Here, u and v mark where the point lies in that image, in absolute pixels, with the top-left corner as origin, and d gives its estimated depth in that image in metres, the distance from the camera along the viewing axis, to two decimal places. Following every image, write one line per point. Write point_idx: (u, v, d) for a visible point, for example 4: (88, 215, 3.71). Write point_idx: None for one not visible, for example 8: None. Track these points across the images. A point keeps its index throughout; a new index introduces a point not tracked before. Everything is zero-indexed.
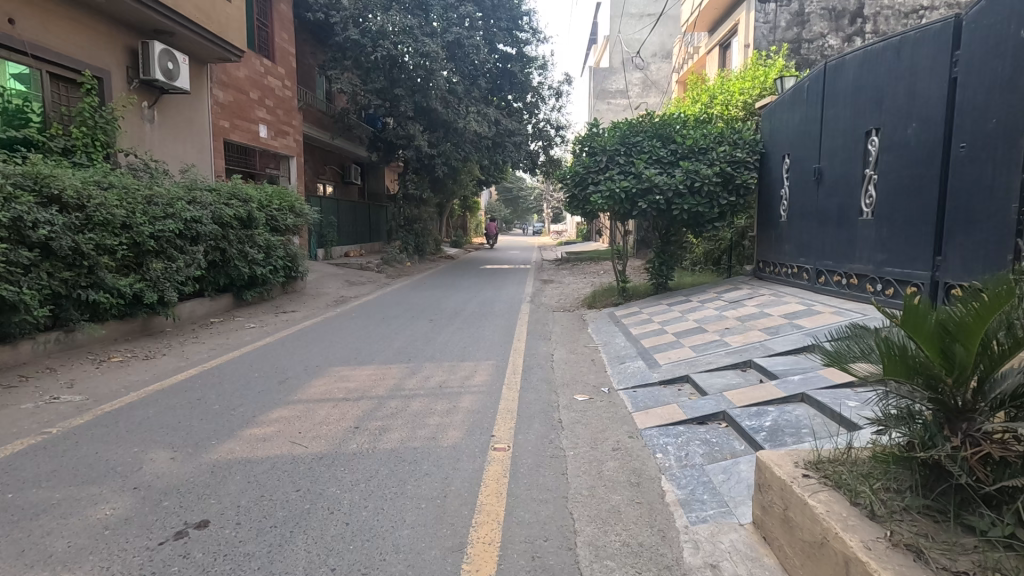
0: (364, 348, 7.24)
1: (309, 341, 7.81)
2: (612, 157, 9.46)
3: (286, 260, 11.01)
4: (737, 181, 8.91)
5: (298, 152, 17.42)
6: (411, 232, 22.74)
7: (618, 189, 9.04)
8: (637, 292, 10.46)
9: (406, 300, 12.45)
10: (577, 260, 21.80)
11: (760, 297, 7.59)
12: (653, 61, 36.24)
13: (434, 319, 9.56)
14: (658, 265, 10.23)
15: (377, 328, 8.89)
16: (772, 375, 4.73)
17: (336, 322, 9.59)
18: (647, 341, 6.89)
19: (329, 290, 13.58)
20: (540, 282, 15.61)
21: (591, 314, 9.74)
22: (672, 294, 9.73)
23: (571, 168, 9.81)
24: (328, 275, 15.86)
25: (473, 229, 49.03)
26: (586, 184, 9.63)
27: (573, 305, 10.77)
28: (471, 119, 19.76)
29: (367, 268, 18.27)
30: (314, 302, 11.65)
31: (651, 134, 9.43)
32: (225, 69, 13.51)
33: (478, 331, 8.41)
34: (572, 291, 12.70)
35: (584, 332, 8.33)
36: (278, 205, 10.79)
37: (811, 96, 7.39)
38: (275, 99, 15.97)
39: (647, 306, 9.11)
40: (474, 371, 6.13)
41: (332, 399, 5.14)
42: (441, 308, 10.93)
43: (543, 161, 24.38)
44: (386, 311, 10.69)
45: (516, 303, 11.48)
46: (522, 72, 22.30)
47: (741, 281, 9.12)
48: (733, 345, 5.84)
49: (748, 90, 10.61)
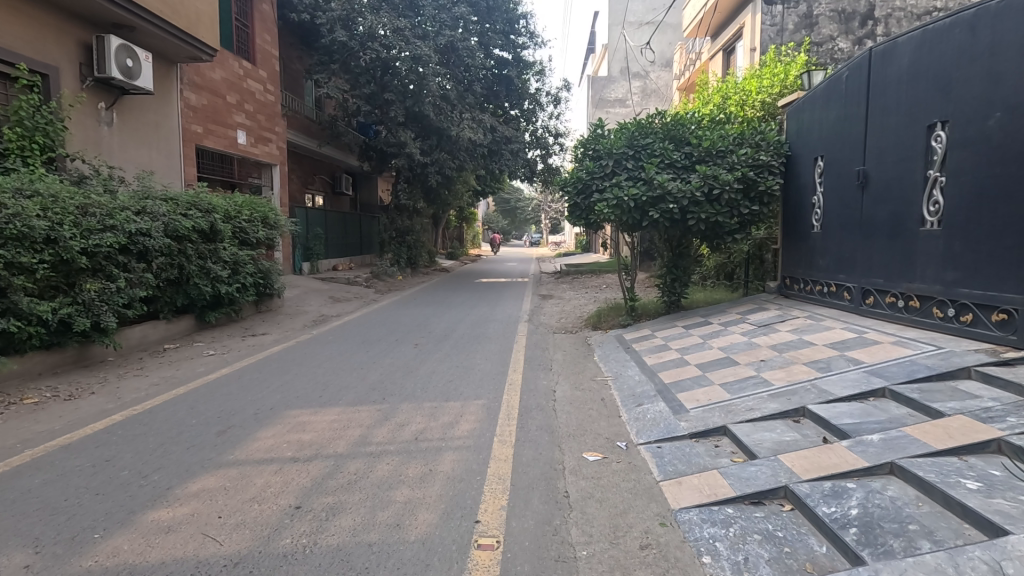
0: (332, 383, 6.16)
1: (270, 372, 6.72)
2: (618, 162, 8.47)
3: (257, 276, 9.96)
4: (761, 188, 7.90)
5: (281, 161, 16.46)
6: (403, 245, 21.75)
7: (626, 197, 8.03)
8: (647, 311, 9.42)
9: (393, 319, 11.39)
10: (577, 273, 20.80)
11: (794, 320, 6.53)
12: (653, 70, 35.54)
13: (420, 343, 8.49)
14: (670, 282, 9.21)
15: (354, 355, 7.81)
16: (841, 432, 3.65)
17: (309, 346, 8.52)
18: (666, 375, 5.83)
19: (310, 308, 12.52)
20: (539, 298, 14.55)
21: (596, 337, 8.69)
22: (686, 313, 8.68)
23: (572, 174, 8.82)
24: (311, 291, 14.81)
25: (470, 241, 48.05)
26: (590, 192, 8.63)
27: (575, 326, 9.72)
28: (465, 126, 18.86)
29: (355, 283, 17.23)
30: (290, 323, 10.57)
31: (663, 135, 8.44)
32: (198, 69, 12.56)
33: (468, 359, 7.34)
34: (574, 309, 11.66)
35: (589, 359, 7.29)
36: (248, 216, 9.77)
37: (850, 88, 6.42)
38: (255, 103, 15.03)
39: (660, 328, 8.06)
40: (461, 417, 5.04)
41: (276, 460, 4.05)
42: (431, 329, 9.85)
43: (541, 170, 23.48)
44: (368, 333, 9.61)
45: (513, 323, 10.43)
46: (519, 78, 21.46)
47: (766, 300, 8.07)
48: (775, 383, 4.79)
49: (767, 87, 9.66)
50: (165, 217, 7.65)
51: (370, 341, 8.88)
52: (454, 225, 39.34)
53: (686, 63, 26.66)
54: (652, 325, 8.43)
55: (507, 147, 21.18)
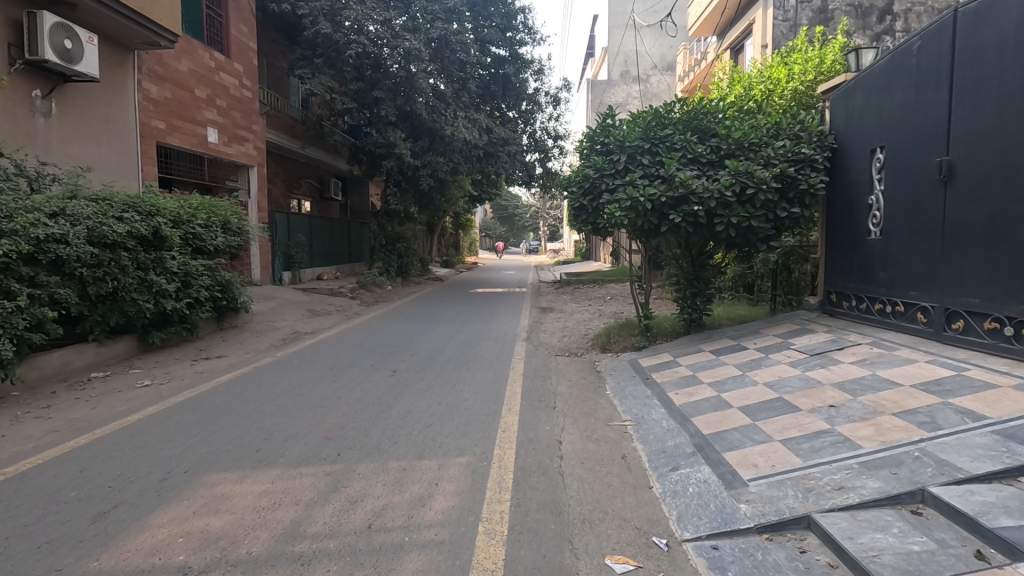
0: (278, 429, 4.88)
1: (209, 411, 5.44)
2: (632, 156, 7.26)
3: (215, 288, 8.71)
4: (802, 187, 6.67)
5: (258, 162, 15.24)
6: (393, 253, 20.51)
7: (642, 197, 6.81)
8: (663, 330, 8.16)
9: (374, 336, 10.10)
10: (578, 283, 19.54)
11: (856, 349, 5.26)
12: (654, 74, 34.32)
13: (398, 370, 7.21)
14: (690, 296, 7.97)
15: (317, 384, 6.53)
16: (1007, 547, 2.40)
17: (270, 372, 7.24)
18: (702, 421, 4.57)
19: (283, 324, 11.24)
20: (539, 311, 13.27)
21: (605, 361, 7.44)
22: (711, 334, 7.42)
23: (578, 171, 7.62)
24: (288, 303, 13.52)
25: (467, 248, 46.72)
26: (599, 191, 7.43)
27: (580, 347, 8.46)
28: (459, 125, 17.67)
29: (339, 294, 15.97)
30: (254, 342, 9.28)
31: (684, 125, 7.24)
32: (161, 58, 11.36)
33: (453, 393, 6.06)
34: (577, 326, 10.37)
35: (600, 393, 6.03)
36: (204, 220, 8.53)
37: (924, 61, 5.25)
38: (229, 99, 13.85)
39: (683, 353, 6.79)
40: (435, 486, 3.77)
41: (154, 572, 2.76)
42: (414, 350, 8.59)
43: (540, 174, 22.27)
44: (344, 354, 8.36)
45: (508, 342, 9.18)
46: (516, 76, 20.35)
47: (809, 320, 6.81)
48: (862, 443, 3.53)
49: (801, 73, 8.46)
50: (90, 220, 6.44)
51: (343, 365, 7.61)
52: (449, 232, 38.07)
53: (690, 64, 25.49)
54: (671, 349, 7.17)
55: (504, 149, 19.99)
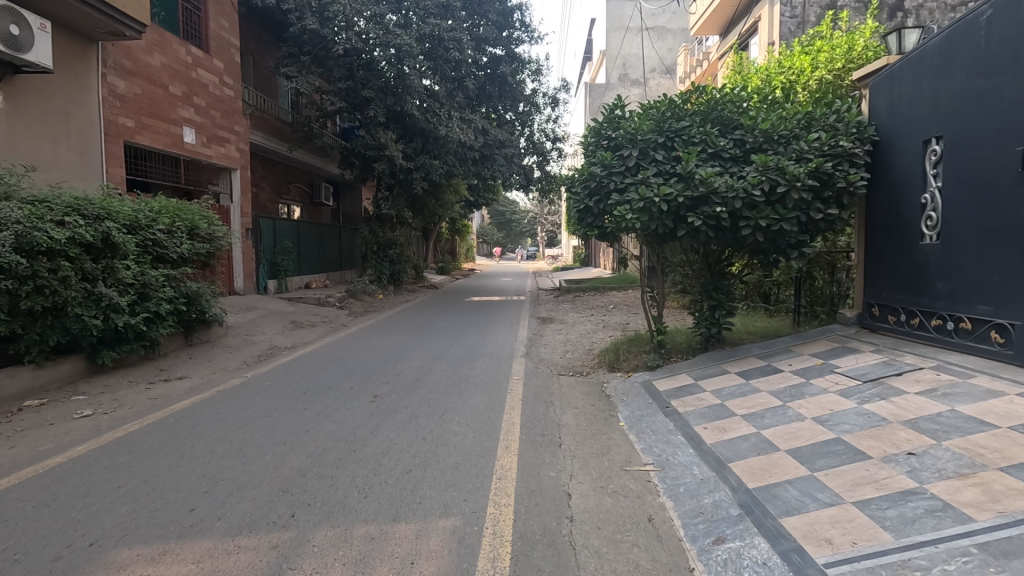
0: (224, 478, 4.01)
1: (148, 451, 4.57)
2: (644, 152, 6.44)
3: (181, 300, 7.85)
4: (841, 185, 5.82)
5: (240, 164, 14.40)
6: (385, 260, 19.66)
7: (657, 198, 5.99)
8: (678, 347, 7.32)
9: (358, 351, 9.24)
10: (579, 291, 18.70)
11: (919, 375, 4.42)
12: (653, 77, 33.59)
13: (380, 395, 6.34)
14: (709, 308, 7.13)
15: (284, 412, 5.66)
16: None
17: (235, 396, 6.37)
18: (744, 468, 3.71)
19: (261, 338, 10.37)
20: (538, 323, 12.42)
21: (615, 383, 6.59)
22: (734, 352, 6.58)
23: (582, 169, 6.82)
24: (270, 315, 12.63)
25: (463, 254, 45.87)
26: (607, 191, 6.61)
27: (585, 366, 7.60)
28: (453, 126, 16.91)
29: (326, 304, 15.10)
30: (224, 360, 8.39)
31: (703, 116, 6.43)
32: (129, 51, 10.55)
33: (441, 426, 5.20)
34: (580, 340, 9.50)
35: (612, 424, 5.17)
36: (167, 225, 7.70)
37: (997, 34, 4.47)
38: (207, 97, 13.04)
39: (704, 375, 5.95)
40: (409, 565, 2.90)
41: None
42: (400, 368, 7.72)
43: (538, 177, 21.51)
44: (323, 373, 7.51)
45: (505, 359, 8.33)
46: (513, 76, 19.63)
47: (848, 336, 5.99)
48: (969, 513, 2.70)
49: (827, 62, 7.68)
50: (19, 225, 5.64)
51: (320, 387, 6.75)
52: (444, 239, 37.22)
53: (690, 65, 24.54)
54: (689, 370, 6.33)
55: (500, 152, 19.24)
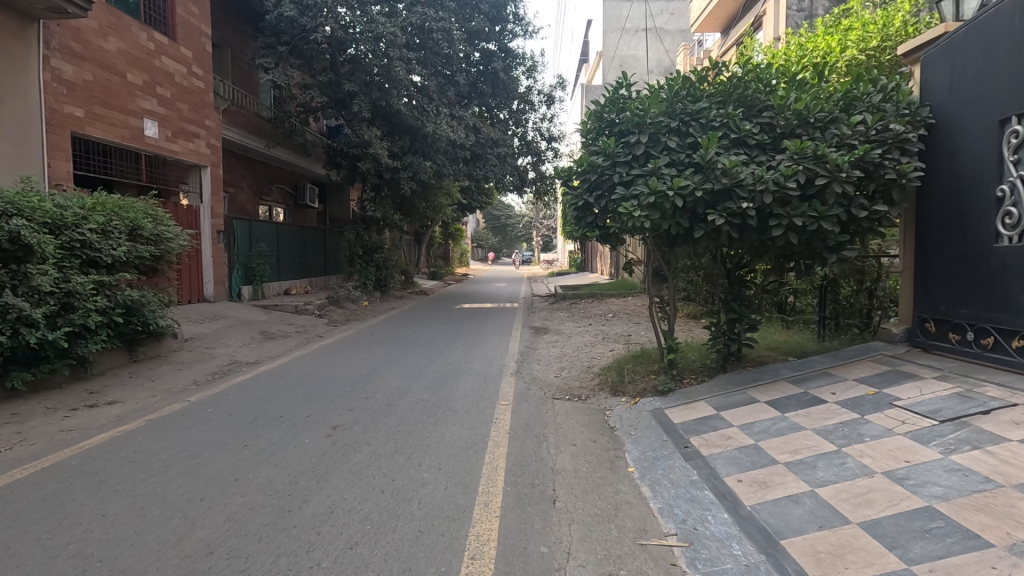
0: (103, 558, 2.99)
1: (20, 511, 3.54)
2: (654, 138, 5.47)
3: (119, 311, 6.83)
4: (891, 176, 4.86)
5: (211, 161, 13.40)
6: (370, 265, 18.61)
7: (671, 192, 5.05)
8: (692, 366, 6.33)
9: (329, 368, 8.22)
10: (575, 297, 17.73)
11: (1017, 417, 3.43)
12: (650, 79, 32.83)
13: (341, 426, 5.33)
14: (728, 322, 6.15)
15: (219, 450, 4.64)
16: None
17: (166, 426, 5.34)
18: (805, 552, 2.71)
19: (222, 351, 9.32)
20: (531, 333, 11.42)
21: (619, 411, 5.60)
22: (759, 374, 5.60)
23: (581, 158, 5.85)
24: (239, 325, 11.58)
25: (457, 259, 44.87)
26: (610, 184, 5.63)
27: (583, 388, 6.57)
28: (443, 123, 15.98)
29: (305, 312, 14.07)
30: (171, 379, 7.34)
31: (723, 96, 5.48)
32: (78, 33, 9.56)
33: (406, 472, 4.18)
34: (576, 355, 8.49)
35: (620, 469, 4.17)
36: (102, 224, 6.70)
37: None
38: (173, 88, 12.04)
39: (727, 407, 4.94)
40: None
41: None
42: (372, 390, 6.71)
43: (533, 179, 20.57)
44: (282, 396, 6.50)
45: (492, 378, 7.33)
46: (507, 72, 18.75)
47: (900, 358, 5.01)
48: None
49: (860, 40, 6.74)
50: None
51: (274, 414, 5.74)
52: (436, 242, 36.20)
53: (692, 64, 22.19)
54: (707, 398, 5.32)
55: (493, 151, 18.30)
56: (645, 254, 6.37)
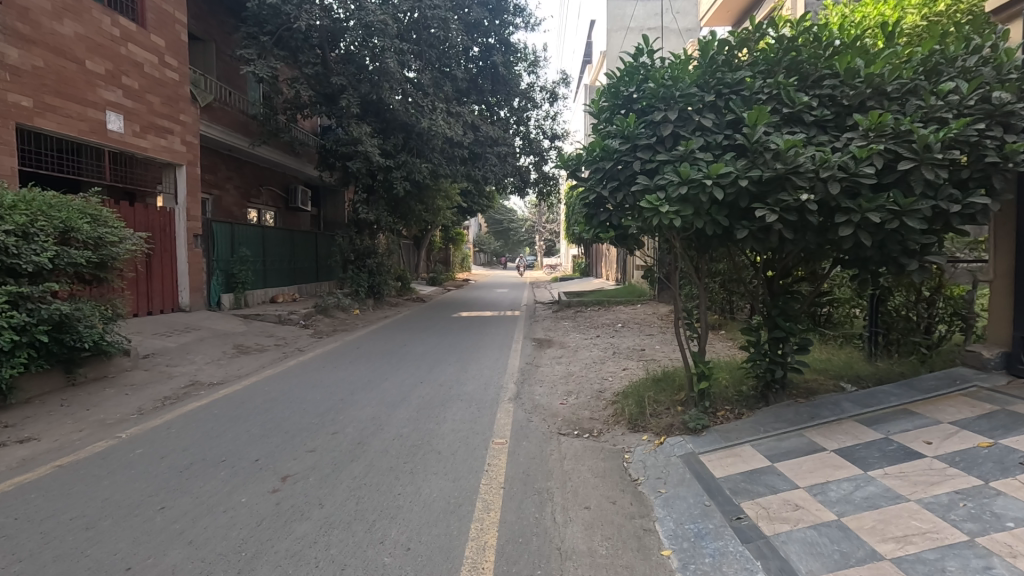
0: None
1: None
2: (686, 114, 4.40)
3: (46, 327, 5.78)
4: (996, 158, 3.77)
5: (186, 160, 12.39)
6: (362, 271, 17.54)
7: (710, 181, 4.00)
8: (726, 395, 5.25)
9: (301, 390, 7.15)
10: (581, 305, 16.68)
11: None
12: None
13: (294, 476, 4.27)
14: (771, 342, 5.07)
15: (125, 518, 3.58)
16: None
17: (74, 477, 4.27)
18: None
19: (184, 369, 8.26)
20: (533, 347, 10.35)
21: (640, 454, 4.53)
22: (816, 410, 4.50)
23: (593, 142, 4.78)
24: (212, 338, 10.54)
25: (458, 265, 43.79)
26: (630, 174, 4.56)
27: (594, 422, 5.47)
28: (438, 119, 15.03)
29: (289, 322, 13.04)
30: (111, 407, 6.28)
31: (772, 63, 4.40)
32: (25, 13, 8.62)
33: (361, 555, 3.10)
34: (584, 376, 7.39)
35: (651, 550, 3.09)
36: (24, 224, 5.70)
37: None
38: (143, 79, 11.06)
39: (784, 457, 3.84)
40: None
41: None
42: (344, 422, 5.65)
43: (535, 179, 19.56)
44: (236, 429, 5.44)
45: (486, 405, 6.26)
46: (507, 67, 17.78)
47: (1005, 395, 3.95)
48: None
49: (921, 4, 5.70)
50: None
51: (218, 456, 4.69)
52: (436, 248, 35.16)
53: None
54: (754, 441, 4.23)
55: (492, 149, 17.33)
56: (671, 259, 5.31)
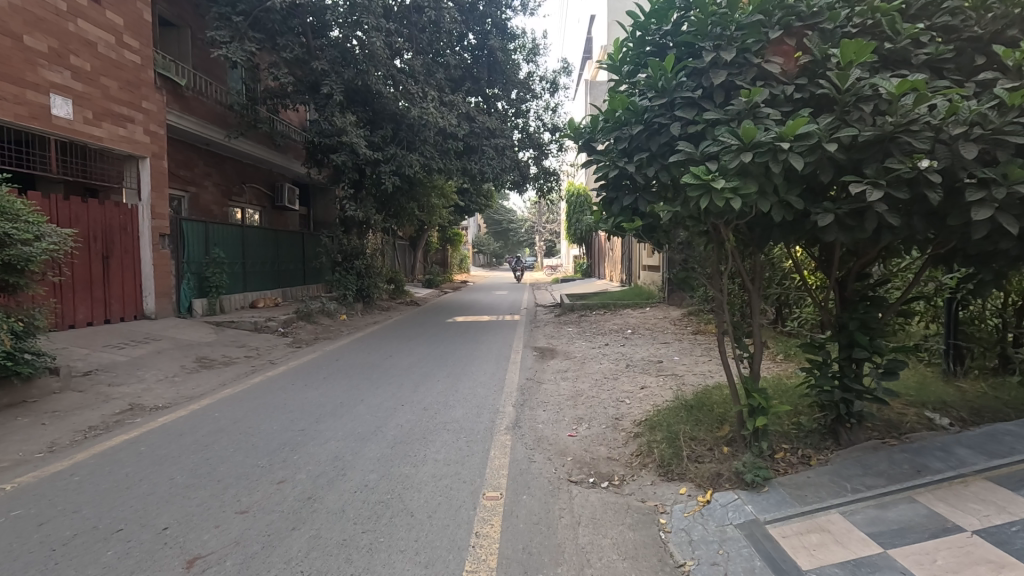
0: None
1: None
2: (743, 59, 3.26)
3: None
4: None
5: (150, 151, 11.25)
6: (350, 273, 16.33)
7: (787, 144, 2.86)
8: (784, 430, 4.09)
9: (259, 415, 6.00)
10: (585, 308, 15.54)
11: None
12: None
13: (208, 558, 3.10)
14: (845, 361, 3.92)
15: None
16: None
17: None
18: None
19: (128, 389, 7.10)
20: (534, 357, 9.20)
21: (681, 518, 3.38)
22: (919, 459, 3.34)
23: (614, 98, 3.64)
24: (174, 349, 9.39)
25: (457, 266, 42.66)
26: (666, 139, 3.42)
27: (614, 467, 4.28)
28: (430, 108, 13.92)
29: (266, 330, 11.89)
30: (16, 442, 5.09)
31: None
32: None
33: None
34: (596, 399, 6.19)
35: None
36: None
37: None
38: (96, 60, 9.93)
39: (902, 540, 2.68)
40: None
41: None
42: (298, 463, 4.49)
43: (534, 174, 18.44)
44: (159, 476, 4.28)
45: (478, 438, 5.11)
46: (505, 53, 16.68)
47: None
48: None
49: None
50: None
51: (118, 522, 3.53)
52: (433, 250, 34.03)
53: None
54: (842, 505, 3.07)
55: (488, 142, 16.25)
56: (712, 255, 4.17)
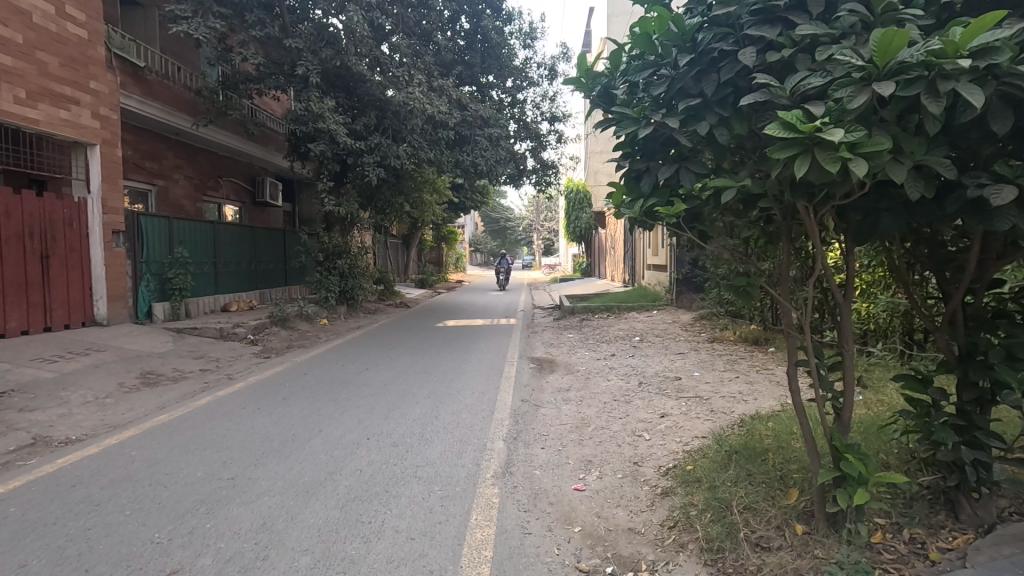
0: None
1: None
2: None
3: None
4: None
5: (100, 137, 10.03)
6: (332, 274, 15.08)
7: (955, 65, 1.69)
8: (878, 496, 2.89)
9: (186, 453, 4.78)
10: (587, 311, 14.36)
11: None
12: None
13: None
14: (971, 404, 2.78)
15: None
16: None
17: None
18: None
19: (39, 417, 5.86)
20: (530, 372, 8.00)
21: None
22: None
23: (643, 22, 2.48)
24: (117, 362, 8.17)
25: (452, 265, 41.39)
26: (732, 74, 2.29)
27: (638, 549, 3.09)
28: (417, 92, 12.73)
29: (232, 337, 10.68)
30: None
31: None
32: None
33: None
34: (607, 434, 4.98)
35: None
36: None
37: None
38: (30, 31, 8.73)
39: None
40: None
41: None
42: (207, 539, 3.29)
43: (532, 167, 17.25)
44: (7, 561, 3.08)
45: (456, 493, 3.92)
46: (499, 37, 15.50)
47: None
48: None
49: None
50: None
51: None
52: (427, 249, 32.77)
53: None
54: None
55: (482, 132, 15.05)
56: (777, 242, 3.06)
